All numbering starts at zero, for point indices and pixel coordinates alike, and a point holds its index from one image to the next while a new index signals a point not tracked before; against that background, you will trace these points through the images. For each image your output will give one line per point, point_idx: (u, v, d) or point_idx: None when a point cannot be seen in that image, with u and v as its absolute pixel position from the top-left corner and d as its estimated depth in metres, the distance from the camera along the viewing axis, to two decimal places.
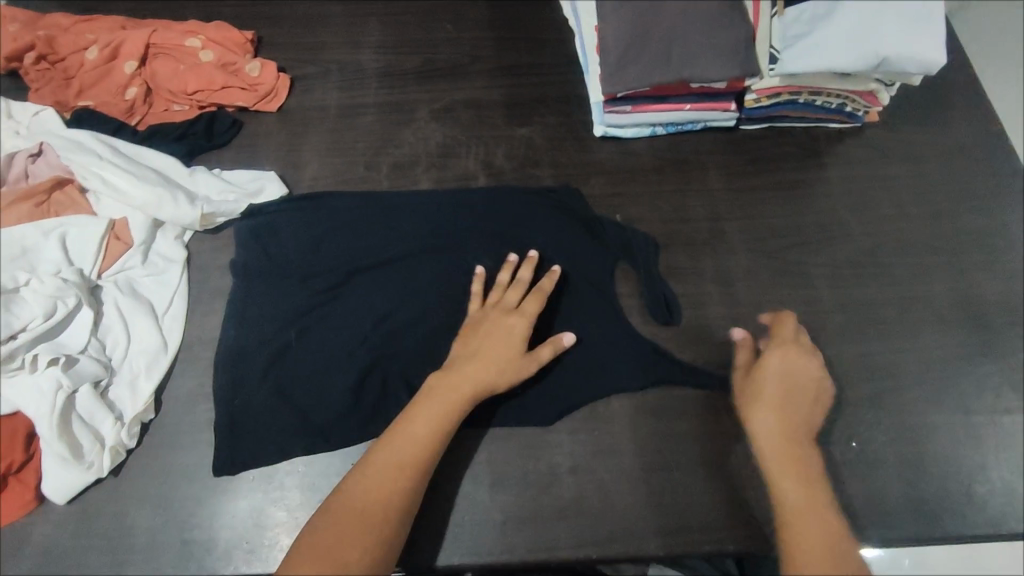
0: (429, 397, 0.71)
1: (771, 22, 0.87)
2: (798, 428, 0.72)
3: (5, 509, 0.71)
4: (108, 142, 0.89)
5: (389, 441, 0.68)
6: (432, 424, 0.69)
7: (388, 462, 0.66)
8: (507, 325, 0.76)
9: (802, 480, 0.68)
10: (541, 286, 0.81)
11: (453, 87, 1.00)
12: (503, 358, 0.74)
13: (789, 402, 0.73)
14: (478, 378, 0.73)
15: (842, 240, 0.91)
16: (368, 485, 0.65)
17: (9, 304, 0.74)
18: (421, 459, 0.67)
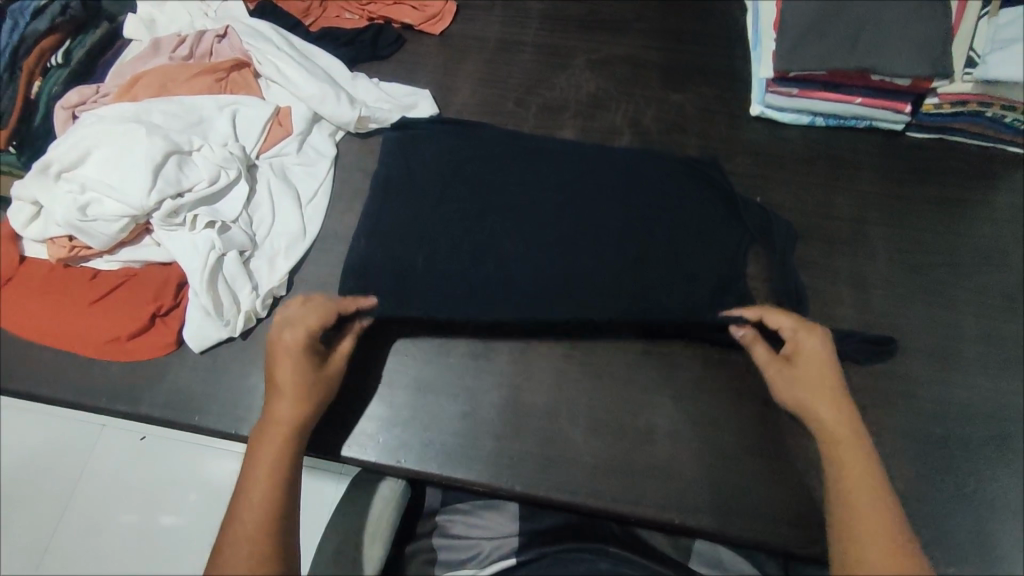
0: (260, 446, 0.61)
1: (978, 22, 0.81)
2: (832, 390, 0.68)
3: (148, 347, 0.78)
4: (284, 35, 0.94)
5: (238, 508, 0.57)
6: (269, 466, 0.60)
7: (254, 497, 0.57)
8: (299, 345, 0.68)
9: (855, 444, 0.64)
10: (313, 303, 0.73)
11: (612, 41, 1.00)
12: (315, 377, 0.67)
13: (823, 371, 0.70)
14: (301, 404, 0.65)
15: (1001, 270, 0.84)
16: (250, 515, 0.56)
17: (183, 165, 0.80)
18: (277, 497, 0.58)
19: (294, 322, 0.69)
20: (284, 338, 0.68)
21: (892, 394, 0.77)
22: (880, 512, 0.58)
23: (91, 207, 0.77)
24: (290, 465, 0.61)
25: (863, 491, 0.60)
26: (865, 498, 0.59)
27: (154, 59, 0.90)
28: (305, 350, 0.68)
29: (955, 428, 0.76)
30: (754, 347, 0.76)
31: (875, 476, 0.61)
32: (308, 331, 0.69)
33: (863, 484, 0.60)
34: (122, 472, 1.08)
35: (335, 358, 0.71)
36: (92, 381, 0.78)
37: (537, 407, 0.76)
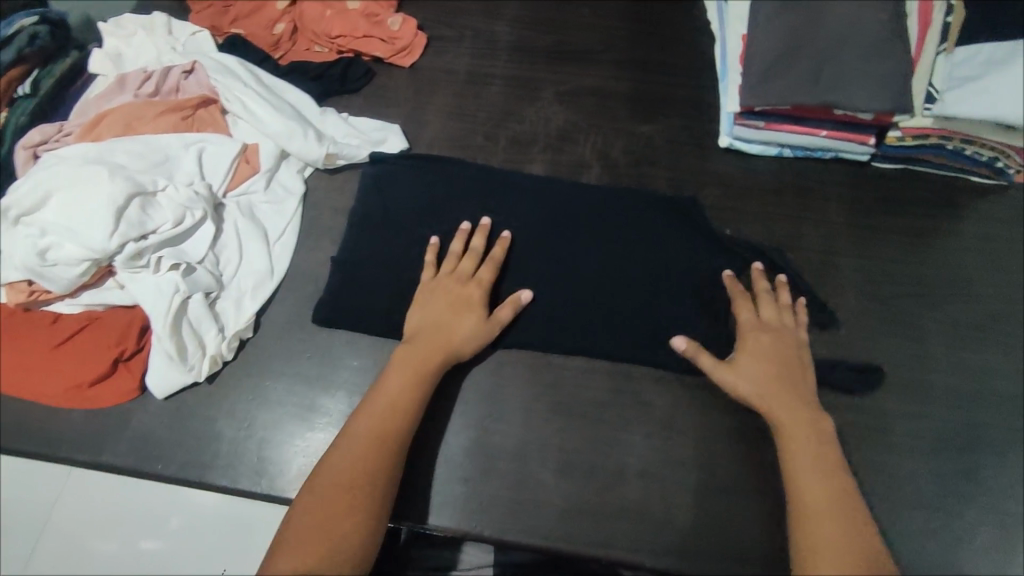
0: (393, 369, 0.72)
1: (935, 59, 0.84)
2: (794, 400, 0.72)
3: (111, 393, 0.77)
4: (252, 70, 0.93)
5: (364, 413, 0.69)
6: (399, 388, 0.70)
7: (378, 408, 0.69)
8: (449, 305, 0.77)
9: (810, 454, 0.68)
10: (463, 263, 0.80)
11: (582, 73, 1.00)
12: (463, 332, 0.75)
13: (775, 380, 0.73)
14: (437, 358, 0.73)
15: (964, 299, 0.86)
16: (368, 421, 0.68)
17: (147, 207, 0.78)
18: (379, 448, 0.66)
19: (464, 276, 0.79)
20: (433, 293, 0.78)
21: (860, 428, 0.78)
22: (838, 521, 0.63)
23: (50, 251, 0.75)
24: (400, 412, 0.69)
25: (819, 501, 0.64)
26: (818, 511, 0.64)
27: (119, 97, 0.89)
28: (447, 305, 0.77)
29: (923, 460, 0.77)
30: (699, 360, 0.76)
31: (835, 483, 0.66)
32: (458, 289, 0.78)
33: (823, 495, 0.65)
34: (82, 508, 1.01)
35: (494, 320, 0.77)
36: (53, 429, 0.77)
37: (506, 449, 0.75)
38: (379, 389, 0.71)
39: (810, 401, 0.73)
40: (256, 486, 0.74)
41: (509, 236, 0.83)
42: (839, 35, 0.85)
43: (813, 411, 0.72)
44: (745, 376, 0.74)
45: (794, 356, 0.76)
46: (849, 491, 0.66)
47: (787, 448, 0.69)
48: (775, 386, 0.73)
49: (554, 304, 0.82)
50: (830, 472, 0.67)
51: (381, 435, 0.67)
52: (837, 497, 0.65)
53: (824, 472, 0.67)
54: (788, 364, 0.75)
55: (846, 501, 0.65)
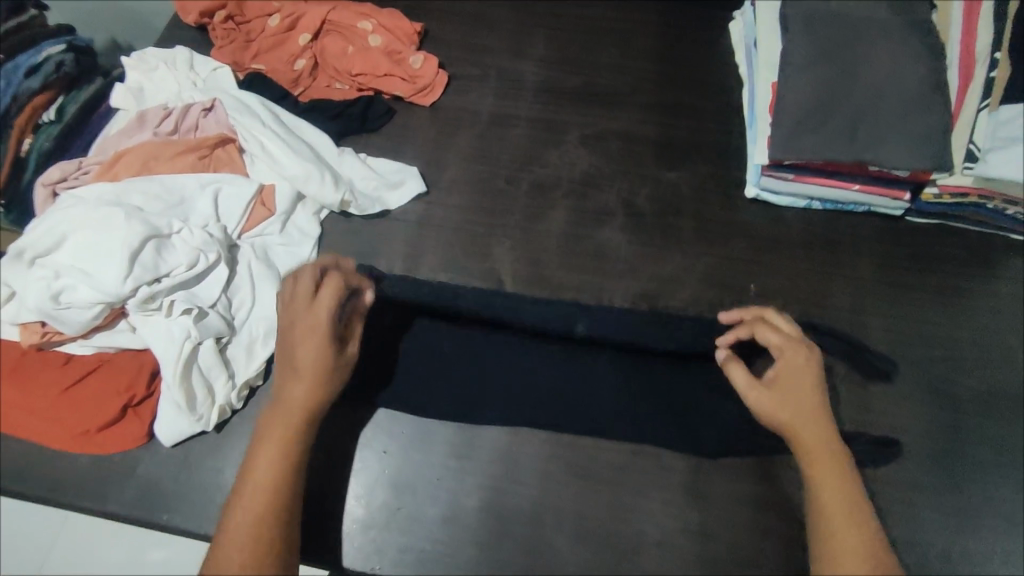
0: (262, 447, 0.65)
1: (978, 116, 0.81)
2: (810, 400, 0.69)
3: (119, 440, 0.76)
4: (272, 109, 0.93)
5: (244, 495, 0.62)
6: (273, 465, 0.63)
7: (257, 487, 0.62)
8: (307, 336, 0.69)
9: (824, 459, 0.67)
10: (295, 290, 0.71)
11: (606, 115, 0.98)
12: (322, 379, 0.68)
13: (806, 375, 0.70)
14: (306, 401, 0.67)
15: (1003, 366, 0.82)
16: (250, 505, 0.61)
17: (162, 250, 0.78)
18: (285, 483, 0.63)
19: (310, 306, 0.70)
20: (293, 328, 0.70)
21: (891, 503, 0.74)
22: (857, 536, 0.62)
23: (64, 294, 0.75)
24: (282, 489, 0.63)
25: (835, 498, 0.64)
26: (838, 509, 0.64)
27: (139, 134, 0.89)
28: (310, 352, 0.68)
29: (958, 540, 0.73)
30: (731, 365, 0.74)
31: (846, 483, 0.65)
32: (303, 322, 0.70)
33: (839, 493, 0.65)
34: (115, 540, 1.02)
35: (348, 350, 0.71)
36: (62, 474, 0.76)
37: (521, 512, 0.73)
38: (255, 467, 0.63)
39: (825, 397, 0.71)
40: None
41: (369, 295, 0.76)
42: (875, 87, 0.82)
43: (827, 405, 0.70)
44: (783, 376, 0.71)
45: (815, 372, 0.71)
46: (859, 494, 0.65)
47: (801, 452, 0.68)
48: (798, 406, 0.69)
49: (568, 359, 0.81)
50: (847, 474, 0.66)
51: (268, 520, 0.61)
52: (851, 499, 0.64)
53: (852, 519, 0.63)
54: (812, 382, 0.70)
55: (858, 501, 0.65)
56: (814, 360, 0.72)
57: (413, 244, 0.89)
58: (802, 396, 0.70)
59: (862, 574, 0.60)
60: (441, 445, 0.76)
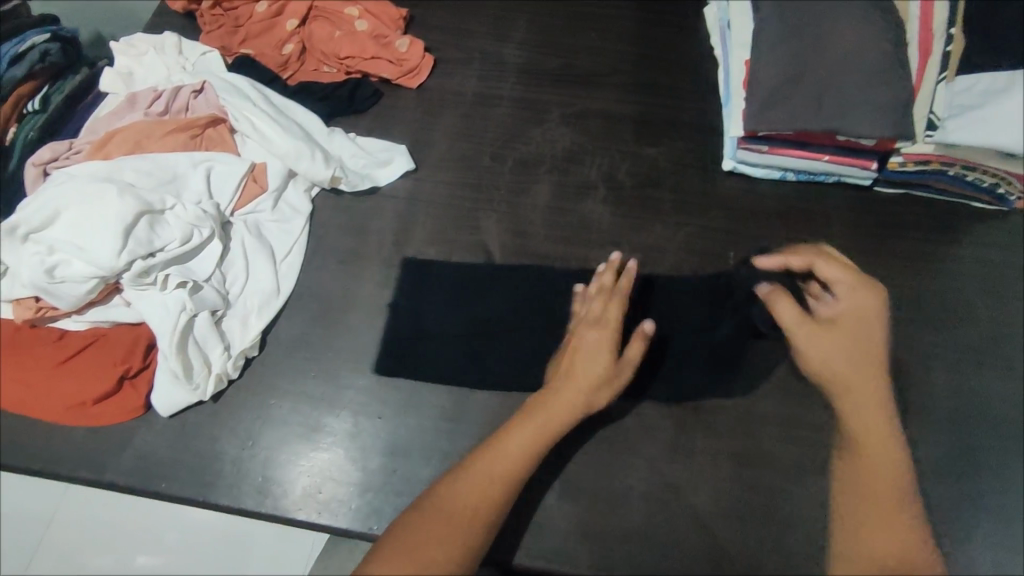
0: (487, 452, 0.67)
1: (936, 87, 0.86)
2: (856, 353, 0.74)
3: (116, 411, 0.77)
4: (262, 90, 0.94)
5: (450, 489, 0.64)
6: (495, 471, 0.65)
7: (469, 482, 0.64)
8: (590, 349, 0.74)
9: (868, 408, 0.73)
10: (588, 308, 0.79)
11: (588, 95, 1.01)
12: (591, 387, 0.72)
13: (861, 346, 0.74)
14: (568, 402, 0.71)
15: (967, 324, 0.86)
16: (459, 496, 0.63)
17: (155, 225, 0.79)
18: (540, 448, 0.68)
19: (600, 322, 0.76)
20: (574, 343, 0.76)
21: None
22: (888, 494, 0.66)
23: (58, 268, 0.75)
24: (492, 486, 0.64)
25: (876, 462, 0.69)
26: (870, 468, 0.69)
27: (130, 115, 0.90)
28: (568, 360, 0.75)
29: (929, 486, 0.76)
30: (777, 305, 0.79)
31: (888, 444, 0.70)
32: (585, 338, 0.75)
33: (877, 441, 0.71)
34: (105, 520, 1.03)
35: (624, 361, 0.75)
36: (58, 446, 0.76)
37: None
38: (471, 467, 0.65)
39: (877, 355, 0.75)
40: (260, 505, 0.73)
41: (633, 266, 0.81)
42: (841, 61, 0.86)
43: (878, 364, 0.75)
44: (821, 336, 0.76)
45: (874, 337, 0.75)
46: (898, 459, 0.69)
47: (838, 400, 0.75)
48: (846, 351, 0.74)
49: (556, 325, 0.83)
50: (885, 427, 0.72)
51: (462, 517, 0.62)
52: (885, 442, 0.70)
53: (896, 479, 0.68)
54: (867, 347, 0.74)
55: (894, 462, 0.69)
56: (876, 327, 0.76)
57: (402, 219, 0.91)
58: (856, 342, 0.74)
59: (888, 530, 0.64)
60: (434, 408, 0.78)
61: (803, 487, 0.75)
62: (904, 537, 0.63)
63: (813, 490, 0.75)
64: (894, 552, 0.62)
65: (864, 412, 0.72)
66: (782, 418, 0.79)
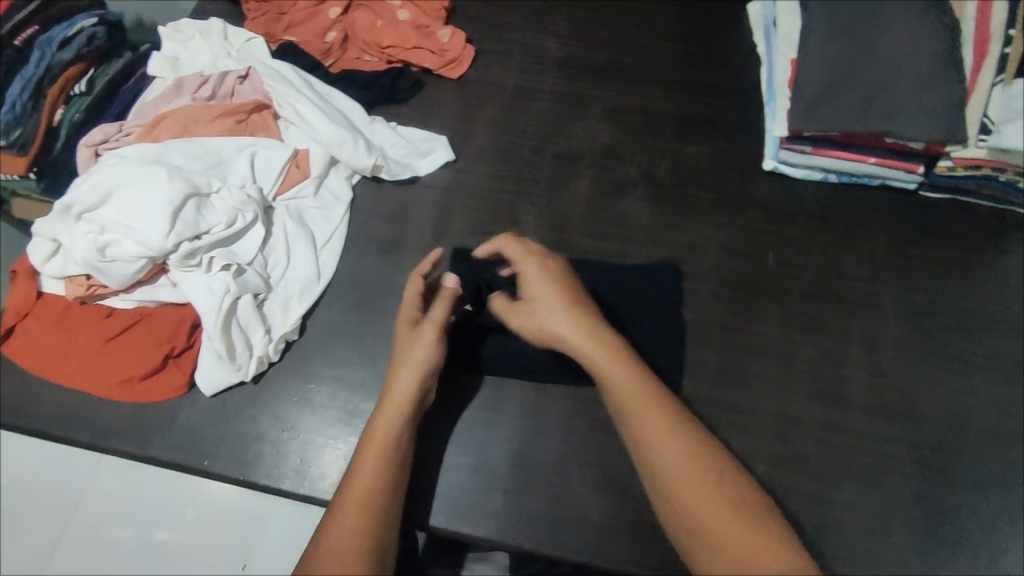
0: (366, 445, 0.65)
1: (991, 90, 0.84)
2: (583, 329, 0.66)
3: (160, 389, 0.79)
4: (306, 78, 0.95)
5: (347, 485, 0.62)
6: (376, 454, 0.64)
7: (363, 473, 0.62)
8: (397, 340, 0.73)
9: (616, 373, 0.63)
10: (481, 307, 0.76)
11: (628, 90, 1.01)
12: (414, 384, 0.69)
13: (551, 282, 0.69)
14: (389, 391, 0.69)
15: (1011, 335, 0.84)
16: (359, 483, 0.61)
17: (201, 208, 0.80)
18: (401, 418, 0.67)
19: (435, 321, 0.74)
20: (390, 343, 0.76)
21: (903, 461, 0.76)
22: (692, 457, 0.58)
23: (109, 247, 0.77)
24: (387, 466, 0.63)
25: (657, 429, 0.60)
26: (655, 436, 0.60)
27: (178, 99, 0.92)
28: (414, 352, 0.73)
29: (967, 496, 0.75)
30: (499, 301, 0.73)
31: (666, 406, 0.62)
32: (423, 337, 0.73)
33: (644, 412, 0.61)
34: (134, 495, 1.06)
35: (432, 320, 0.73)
36: (105, 421, 0.79)
37: (547, 462, 0.76)
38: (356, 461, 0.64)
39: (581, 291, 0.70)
40: (299, 487, 0.75)
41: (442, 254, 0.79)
42: (892, 62, 0.84)
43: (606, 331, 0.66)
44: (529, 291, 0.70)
45: (572, 283, 0.70)
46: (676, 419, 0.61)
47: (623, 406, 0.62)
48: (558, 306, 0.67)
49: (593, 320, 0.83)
50: (679, 423, 0.61)
51: (370, 499, 0.60)
52: (674, 430, 0.60)
53: (681, 439, 0.59)
54: (573, 291, 0.69)
55: (687, 424, 0.61)
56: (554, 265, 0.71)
57: (441, 210, 0.92)
58: (542, 294, 0.68)
59: (703, 502, 0.56)
60: (470, 398, 0.79)
61: (838, 492, 0.75)
62: (719, 492, 0.56)
63: (849, 496, 0.75)
64: (715, 504, 0.55)
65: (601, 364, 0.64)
66: (817, 422, 0.78)
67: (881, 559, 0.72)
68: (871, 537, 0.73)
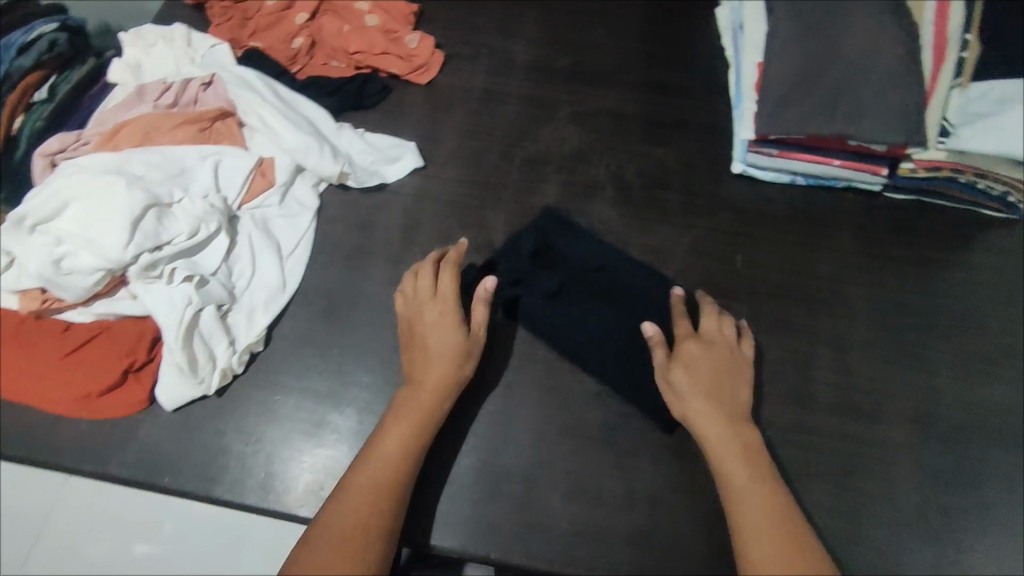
0: (392, 424, 0.71)
1: (950, 93, 0.85)
2: (725, 424, 0.70)
3: (119, 405, 0.77)
4: (271, 85, 0.94)
5: (365, 462, 0.68)
6: (396, 441, 0.69)
7: (383, 455, 0.68)
8: (438, 342, 0.75)
9: (740, 463, 0.68)
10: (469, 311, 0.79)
11: (597, 94, 1.01)
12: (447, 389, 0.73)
13: (706, 364, 0.74)
14: (433, 391, 0.72)
15: (975, 334, 0.85)
16: (376, 466, 0.67)
17: (162, 218, 0.78)
18: (435, 413, 0.72)
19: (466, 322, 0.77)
20: (417, 333, 0.76)
21: (871, 461, 0.77)
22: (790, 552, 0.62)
23: (65, 260, 0.75)
24: (408, 453, 0.69)
25: (765, 521, 0.64)
26: (757, 524, 0.64)
27: (138, 107, 0.90)
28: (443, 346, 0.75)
29: (933, 494, 0.76)
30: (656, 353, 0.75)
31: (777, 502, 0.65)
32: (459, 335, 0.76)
33: (755, 505, 0.65)
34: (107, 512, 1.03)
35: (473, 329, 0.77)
36: (61, 439, 0.76)
37: (519, 471, 0.75)
38: (381, 439, 0.70)
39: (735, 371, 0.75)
40: (262, 501, 0.74)
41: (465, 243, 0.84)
42: (854, 66, 0.85)
43: (744, 423, 0.71)
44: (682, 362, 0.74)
45: (728, 371, 0.74)
46: (786, 515, 0.65)
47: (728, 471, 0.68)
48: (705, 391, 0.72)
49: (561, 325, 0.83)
50: (787, 521, 0.64)
51: (382, 485, 0.66)
52: (779, 517, 0.64)
53: (783, 535, 0.63)
54: (722, 379, 0.73)
55: (792, 523, 0.64)
56: (721, 352, 0.76)
57: (410, 217, 0.91)
58: (710, 381, 0.73)
59: None
60: None
61: (807, 494, 0.75)
62: None
63: (818, 497, 0.75)
64: None
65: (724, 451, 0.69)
66: (786, 423, 0.79)
67: (849, 558, 0.73)
68: (839, 536, 0.73)
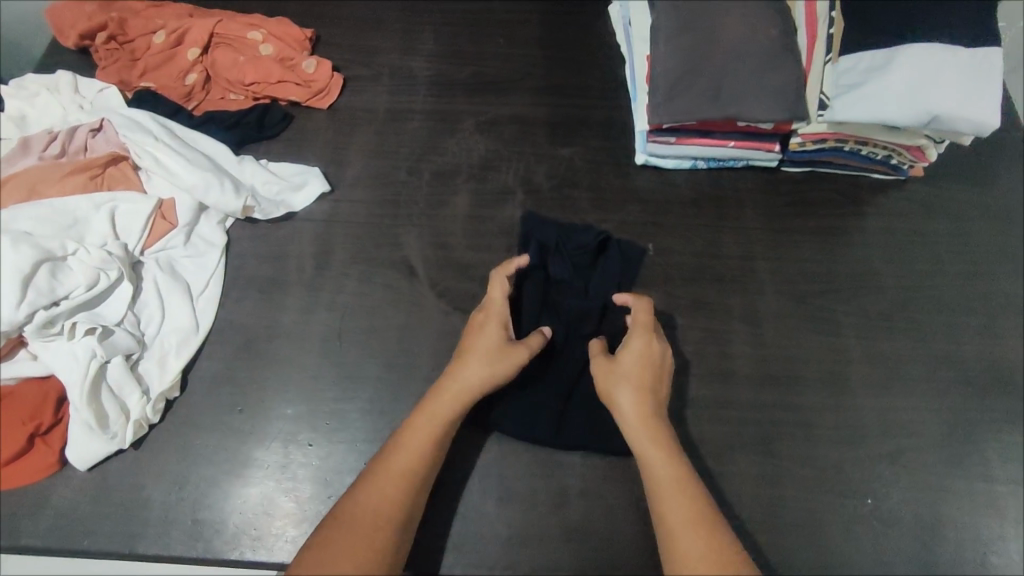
0: (415, 424, 0.69)
1: (824, 67, 0.89)
2: (654, 429, 0.69)
3: (28, 472, 0.74)
4: (165, 124, 0.92)
5: (384, 461, 0.66)
6: (419, 443, 0.68)
7: (404, 455, 0.67)
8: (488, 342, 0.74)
9: (666, 466, 0.67)
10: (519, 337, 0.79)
11: (500, 101, 1.02)
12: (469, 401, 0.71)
13: (644, 364, 0.73)
14: (464, 399, 0.71)
15: (876, 293, 0.90)
16: (397, 465, 0.66)
17: (57, 272, 0.75)
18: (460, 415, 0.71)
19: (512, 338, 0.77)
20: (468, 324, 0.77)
21: (790, 427, 0.80)
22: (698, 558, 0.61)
23: None
24: (429, 456, 0.68)
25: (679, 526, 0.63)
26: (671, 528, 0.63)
27: (23, 159, 0.84)
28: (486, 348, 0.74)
29: (850, 450, 0.79)
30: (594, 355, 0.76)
31: (695, 510, 0.64)
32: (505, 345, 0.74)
33: (672, 508, 0.64)
34: None
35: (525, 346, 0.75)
36: None
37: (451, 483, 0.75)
38: (403, 437, 0.68)
39: (668, 432, 0.70)
40: (190, 551, 0.72)
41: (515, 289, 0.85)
42: (734, 50, 0.89)
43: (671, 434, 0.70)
44: (621, 358, 0.74)
45: (662, 375, 0.73)
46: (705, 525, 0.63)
47: (656, 495, 0.66)
48: (636, 390, 0.71)
49: None
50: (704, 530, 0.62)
51: (399, 486, 0.65)
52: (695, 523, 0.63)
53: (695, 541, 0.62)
54: (657, 380, 0.72)
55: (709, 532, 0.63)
56: (662, 350, 0.74)
57: (321, 242, 0.90)
58: (643, 380, 0.72)
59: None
60: (366, 430, 0.78)
61: (732, 466, 0.78)
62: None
63: (744, 468, 0.78)
64: None
65: (648, 447, 0.68)
66: (708, 401, 0.81)
67: (777, 523, 0.75)
68: (765, 503, 0.76)
